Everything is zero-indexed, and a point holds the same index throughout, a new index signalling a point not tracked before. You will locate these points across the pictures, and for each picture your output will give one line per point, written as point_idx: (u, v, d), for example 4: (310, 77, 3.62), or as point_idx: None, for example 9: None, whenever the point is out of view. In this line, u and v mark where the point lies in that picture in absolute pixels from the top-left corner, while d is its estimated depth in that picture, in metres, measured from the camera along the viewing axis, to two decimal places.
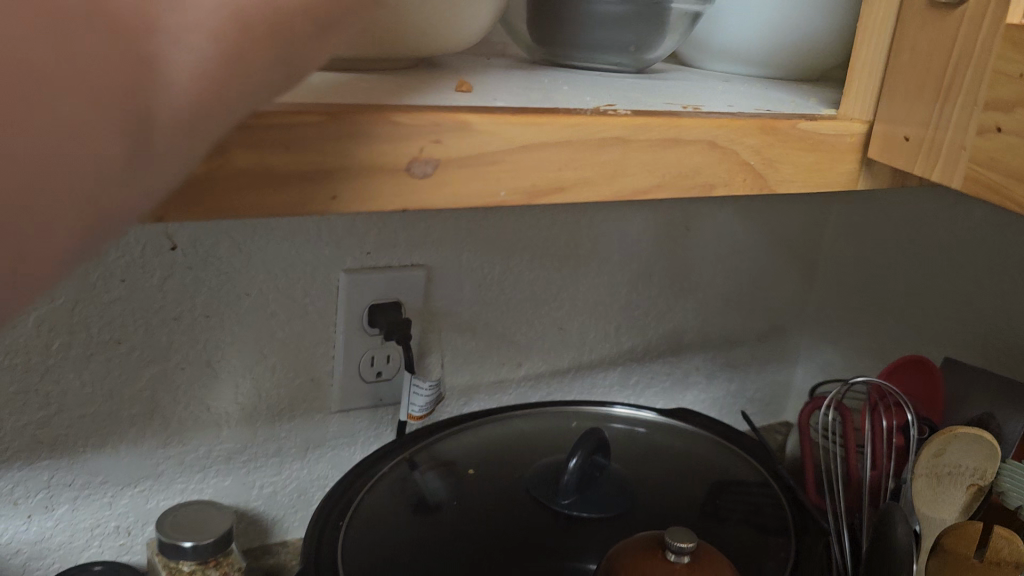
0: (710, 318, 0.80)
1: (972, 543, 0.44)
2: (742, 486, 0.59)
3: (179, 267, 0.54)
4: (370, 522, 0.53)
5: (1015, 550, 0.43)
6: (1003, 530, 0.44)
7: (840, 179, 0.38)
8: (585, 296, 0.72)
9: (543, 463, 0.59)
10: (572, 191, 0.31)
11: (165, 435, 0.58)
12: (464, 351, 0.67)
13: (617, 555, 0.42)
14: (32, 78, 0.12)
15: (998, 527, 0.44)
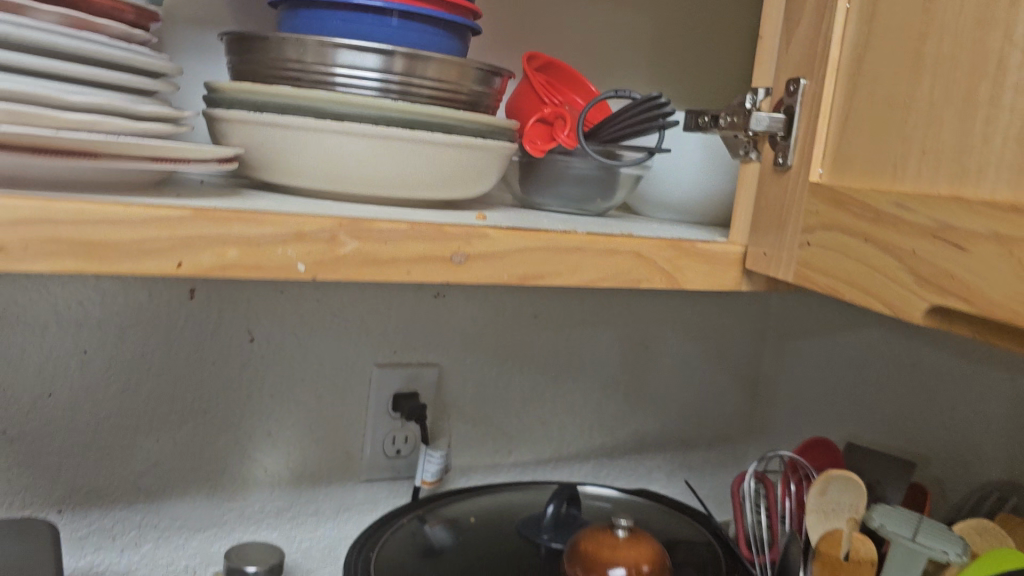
0: (669, 422, 0.97)
1: (839, 547, 0.60)
2: (689, 543, 0.74)
3: (255, 356, 0.72)
4: (392, 558, 0.68)
5: (869, 549, 0.59)
6: (860, 536, 0.60)
7: (727, 281, 0.57)
8: (565, 398, 0.89)
9: (528, 515, 0.75)
10: (548, 279, 0.50)
11: (230, 491, 0.74)
12: (467, 437, 0.84)
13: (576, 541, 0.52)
14: None
15: (856, 534, 0.60)
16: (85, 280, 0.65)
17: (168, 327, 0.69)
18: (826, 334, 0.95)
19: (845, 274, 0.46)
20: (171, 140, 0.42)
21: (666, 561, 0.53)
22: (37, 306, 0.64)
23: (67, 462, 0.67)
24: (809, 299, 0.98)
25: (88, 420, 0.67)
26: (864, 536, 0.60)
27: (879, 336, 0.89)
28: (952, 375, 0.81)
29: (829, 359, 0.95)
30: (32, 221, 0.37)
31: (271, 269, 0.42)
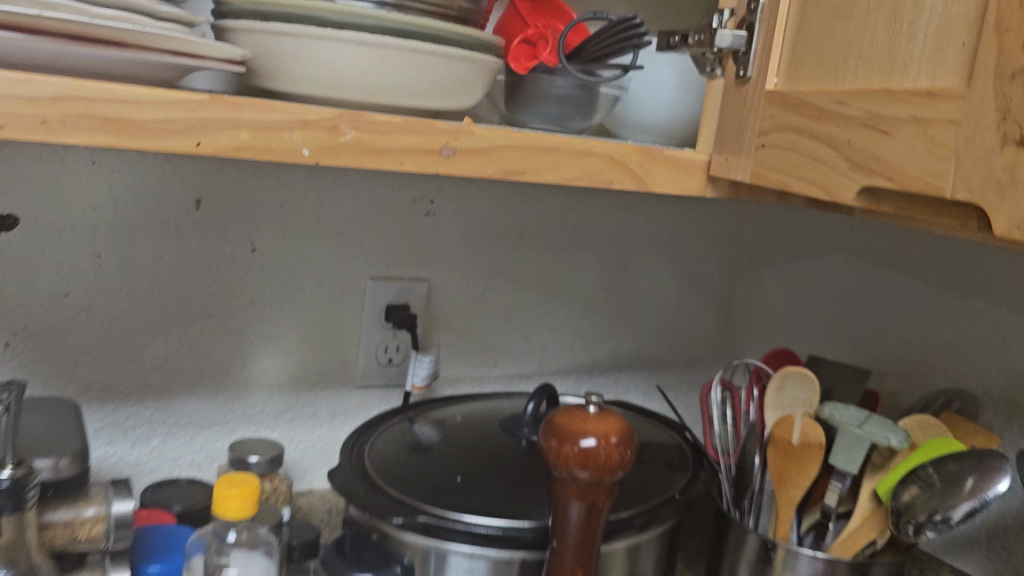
0: (646, 344, 1.03)
1: (791, 431, 0.68)
2: (661, 444, 0.80)
3: (256, 265, 0.77)
4: (385, 450, 0.74)
5: (818, 433, 0.67)
6: (811, 421, 0.68)
7: (693, 187, 0.62)
8: (547, 316, 0.95)
9: (508, 416, 0.80)
10: (528, 175, 0.55)
11: (233, 392, 0.79)
12: (455, 350, 0.90)
13: (552, 418, 0.58)
14: None
15: (806, 419, 0.68)
16: (99, 188, 0.70)
17: (175, 235, 0.74)
18: (795, 261, 1.01)
19: (794, 169, 0.51)
20: (187, 35, 0.47)
21: (630, 435, 0.57)
22: (54, 211, 0.68)
23: (83, 358, 0.72)
24: (780, 230, 1.03)
25: (102, 319, 0.72)
26: (814, 422, 0.68)
27: (843, 261, 0.95)
28: (908, 295, 0.87)
29: (798, 285, 1.01)
30: (69, 96, 0.41)
31: (278, 152, 0.47)
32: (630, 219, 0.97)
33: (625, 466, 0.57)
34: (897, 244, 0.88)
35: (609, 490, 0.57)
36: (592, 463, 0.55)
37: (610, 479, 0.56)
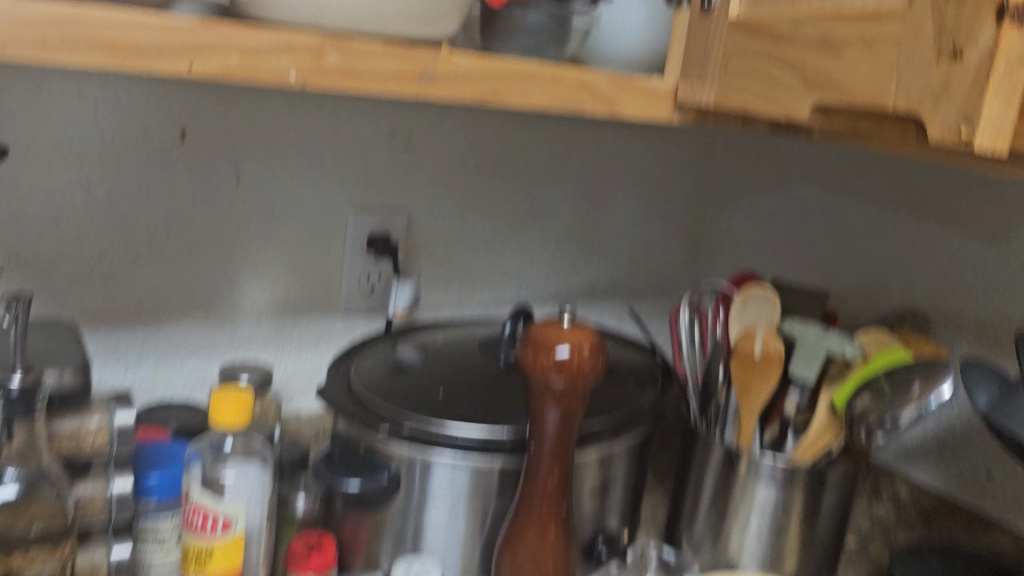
0: (619, 274, 1.07)
1: (753, 343, 0.72)
2: (634, 363, 0.85)
3: (241, 195, 0.80)
4: (373, 369, 0.78)
5: (778, 345, 0.72)
6: (772, 335, 0.73)
7: (661, 113, 0.65)
8: (524, 246, 0.98)
9: (488, 337, 0.84)
10: (504, 100, 0.58)
11: (222, 318, 0.82)
12: (436, 279, 0.93)
13: (530, 331, 0.61)
14: (353, 546, 0.72)
15: (768, 334, 0.73)
16: (86, 119, 0.71)
17: (162, 165, 0.76)
18: (762, 192, 1.05)
19: (750, 91, 0.57)
20: None
21: (601, 345, 0.61)
22: (42, 141, 0.70)
23: (76, 286, 0.74)
24: (748, 162, 1.07)
25: (93, 248, 0.74)
26: (775, 336, 0.73)
27: (808, 191, 0.99)
28: (867, 221, 0.91)
29: (765, 215, 1.05)
30: (68, 18, 0.43)
31: (267, 74, 0.49)
32: (604, 152, 1.00)
33: (597, 373, 0.61)
34: (859, 173, 0.92)
35: (584, 397, 0.62)
36: (567, 371, 0.59)
37: (583, 386, 0.60)
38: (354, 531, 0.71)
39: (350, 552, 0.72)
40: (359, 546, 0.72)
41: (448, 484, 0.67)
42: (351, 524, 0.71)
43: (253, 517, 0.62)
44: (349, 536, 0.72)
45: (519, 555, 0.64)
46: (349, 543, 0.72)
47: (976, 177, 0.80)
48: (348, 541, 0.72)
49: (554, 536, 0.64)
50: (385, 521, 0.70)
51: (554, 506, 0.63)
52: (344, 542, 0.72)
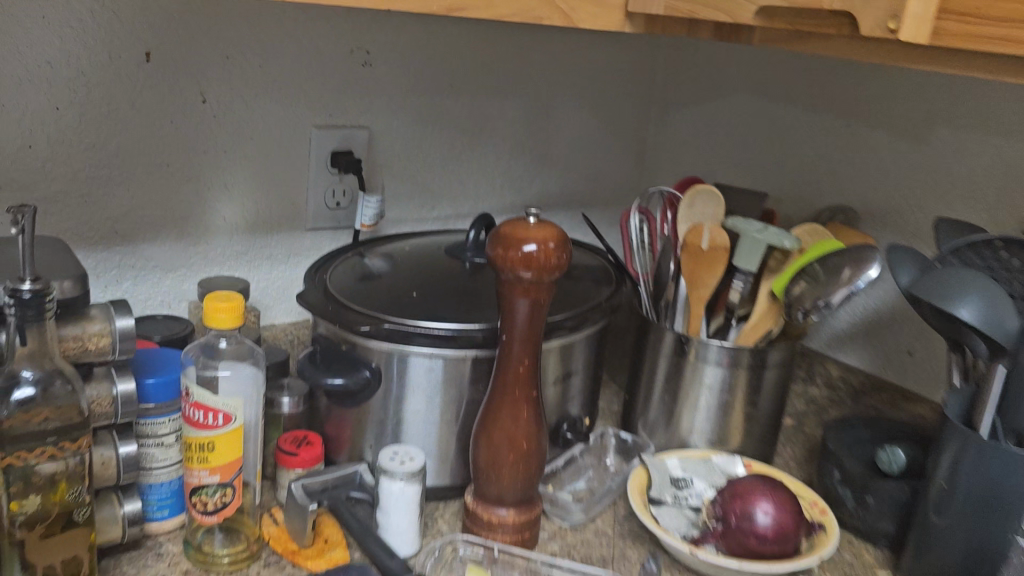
0: (570, 186, 1.12)
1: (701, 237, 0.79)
2: (590, 265, 0.91)
3: (207, 115, 0.82)
4: (347, 277, 0.82)
5: (723, 237, 0.78)
6: (718, 228, 0.79)
7: (614, 23, 0.69)
8: (480, 160, 1.03)
9: (454, 245, 0.89)
10: (467, 12, 0.61)
11: (195, 237, 0.85)
12: (397, 193, 0.97)
13: (498, 230, 0.66)
14: (340, 441, 0.78)
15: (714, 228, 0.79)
16: (51, 42, 0.73)
17: (129, 87, 0.77)
18: (701, 102, 1.11)
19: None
20: None
21: (565, 241, 0.66)
22: (8, 65, 0.71)
23: (52, 209, 0.77)
24: (688, 73, 1.12)
25: (67, 171, 0.76)
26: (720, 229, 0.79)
27: (745, 99, 1.04)
28: (801, 126, 0.98)
29: (704, 123, 1.10)
30: None
31: None
32: (552, 66, 1.04)
33: (561, 266, 0.66)
34: (793, 80, 0.98)
35: (549, 289, 0.67)
36: (534, 264, 0.64)
37: (549, 278, 0.66)
38: (341, 426, 0.78)
39: (337, 446, 0.79)
40: (345, 440, 0.78)
41: (425, 374, 0.73)
42: (338, 420, 0.78)
43: (249, 410, 0.67)
44: (337, 432, 0.78)
45: (494, 437, 0.70)
46: (335, 438, 0.78)
47: (898, 79, 0.87)
48: (335, 436, 0.78)
49: (526, 418, 0.70)
50: (368, 414, 0.76)
51: (526, 392, 0.69)
52: (332, 437, 0.79)
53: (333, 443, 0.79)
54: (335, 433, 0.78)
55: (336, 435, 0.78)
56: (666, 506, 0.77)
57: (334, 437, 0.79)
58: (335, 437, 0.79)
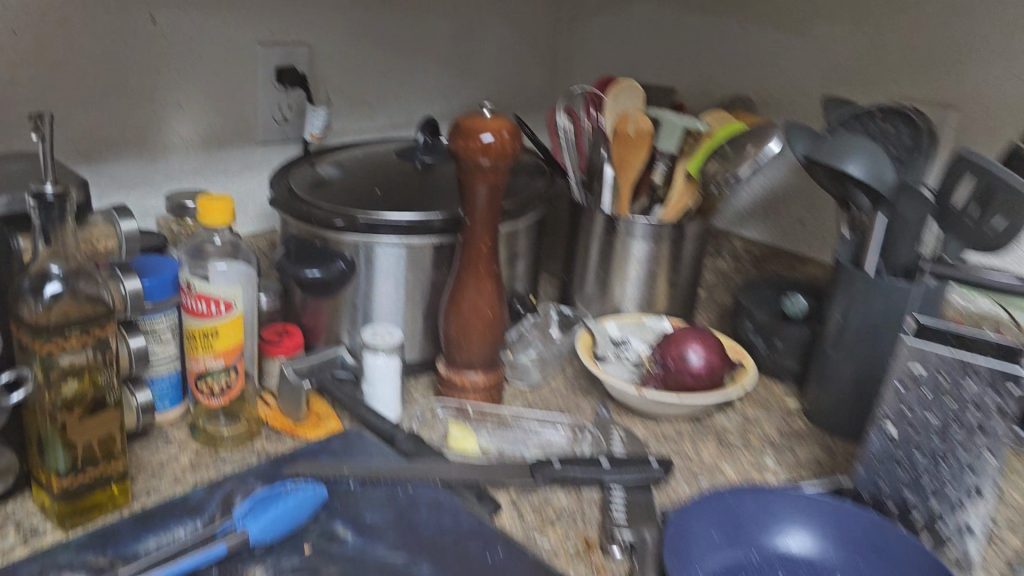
0: (493, 94, 1.21)
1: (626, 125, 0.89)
2: (523, 162, 1.01)
3: (159, 36, 0.86)
4: (307, 178, 0.90)
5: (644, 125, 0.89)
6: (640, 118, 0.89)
7: None
8: (411, 72, 1.09)
9: (400, 148, 0.98)
10: None
11: (154, 154, 0.90)
12: (337, 106, 1.03)
13: (457, 123, 0.75)
14: (316, 331, 0.87)
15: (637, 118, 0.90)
16: None
17: (83, 10, 0.80)
18: (607, 9, 1.20)
19: None
20: None
21: (515, 130, 0.75)
22: None
23: (17, 129, 0.79)
24: None
25: (28, 92, 0.79)
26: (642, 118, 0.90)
27: (649, 4, 1.14)
28: (701, 26, 1.09)
29: (611, 30, 1.20)
30: None
31: None
32: None
33: (515, 153, 0.75)
34: None
35: (504, 174, 0.76)
36: (492, 152, 0.73)
37: (504, 164, 0.75)
38: (316, 318, 0.86)
39: (313, 336, 0.87)
40: (321, 329, 0.86)
41: (393, 263, 0.82)
42: (313, 311, 0.86)
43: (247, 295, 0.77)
44: (313, 323, 0.86)
45: (463, 310, 0.80)
46: (312, 329, 0.87)
47: None
48: (311, 327, 0.87)
49: (488, 290, 0.80)
50: (343, 301, 0.84)
51: (488, 267, 0.79)
52: (309, 328, 0.87)
53: (310, 332, 0.87)
54: (311, 322, 0.87)
55: (313, 325, 0.87)
56: (610, 362, 0.89)
57: (310, 328, 0.87)
58: (311, 327, 0.87)
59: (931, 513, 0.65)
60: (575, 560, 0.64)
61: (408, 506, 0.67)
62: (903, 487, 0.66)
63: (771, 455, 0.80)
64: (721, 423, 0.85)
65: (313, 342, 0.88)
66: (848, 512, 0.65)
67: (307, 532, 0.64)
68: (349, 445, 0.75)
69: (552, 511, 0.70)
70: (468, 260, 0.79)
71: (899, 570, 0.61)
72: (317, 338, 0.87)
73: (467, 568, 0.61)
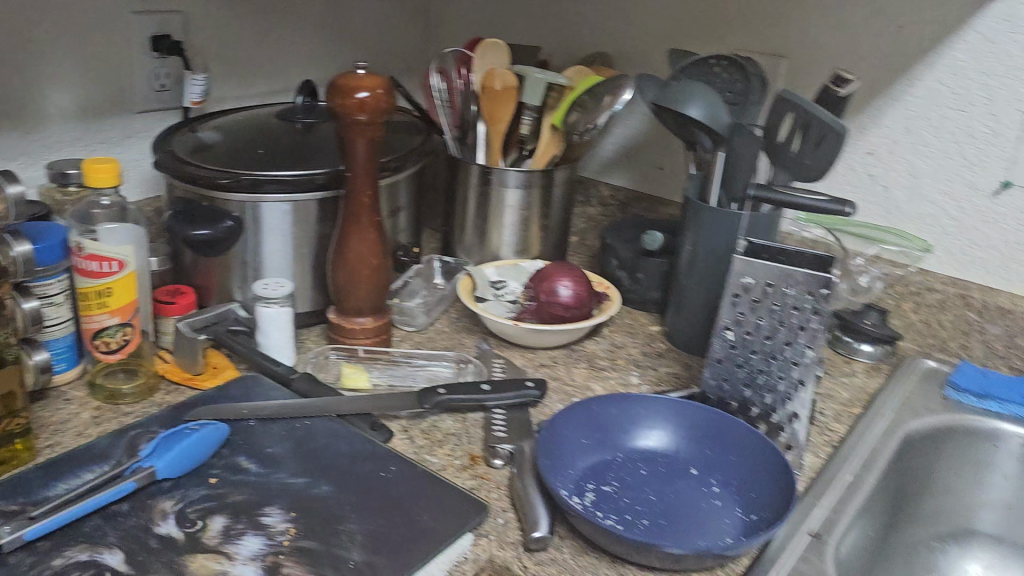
0: (367, 58, 1.25)
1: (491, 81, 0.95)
2: (400, 121, 1.06)
3: (29, 7, 0.86)
4: (191, 143, 0.93)
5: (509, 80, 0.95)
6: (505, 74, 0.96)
7: None
8: (285, 38, 1.13)
9: (279, 111, 1.02)
10: None
11: (31, 125, 0.91)
12: (214, 74, 1.06)
13: (334, 82, 0.80)
14: (207, 289, 0.91)
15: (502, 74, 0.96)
16: None
17: None
18: None
19: None
20: None
21: (390, 85, 0.81)
22: None
23: None
24: None
25: None
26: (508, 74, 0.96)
27: None
28: None
29: None
30: None
31: None
32: None
33: (389, 108, 0.81)
34: None
35: (381, 127, 0.82)
36: (367, 108, 0.79)
37: (380, 119, 0.80)
38: (207, 276, 0.90)
39: (205, 294, 0.91)
40: (212, 287, 0.90)
41: (279, 219, 0.87)
42: (204, 269, 0.89)
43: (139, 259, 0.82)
44: (205, 281, 0.90)
45: (349, 259, 0.85)
46: (203, 287, 0.91)
47: None
48: (202, 286, 0.90)
49: (372, 239, 0.85)
50: (233, 258, 0.88)
51: (370, 217, 0.85)
52: (200, 286, 0.91)
53: (202, 291, 0.91)
54: (203, 281, 0.90)
55: (204, 284, 0.90)
56: (490, 300, 0.97)
57: (202, 286, 0.91)
58: (203, 285, 0.90)
59: (766, 405, 0.75)
60: (463, 472, 0.72)
61: (306, 437, 0.73)
62: (742, 386, 0.76)
63: (636, 373, 0.90)
64: (592, 350, 0.94)
65: (205, 300, 0.91)
66: (693, 409, 0.75)
67: (212, 466, 0.69)
68: (248, 390, 0.80)
69: (440, 434, 0.77)
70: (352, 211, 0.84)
71: (740, 451, 0.72)
72: (209, 296, 0.91)
73: (362, 483, 0.67)
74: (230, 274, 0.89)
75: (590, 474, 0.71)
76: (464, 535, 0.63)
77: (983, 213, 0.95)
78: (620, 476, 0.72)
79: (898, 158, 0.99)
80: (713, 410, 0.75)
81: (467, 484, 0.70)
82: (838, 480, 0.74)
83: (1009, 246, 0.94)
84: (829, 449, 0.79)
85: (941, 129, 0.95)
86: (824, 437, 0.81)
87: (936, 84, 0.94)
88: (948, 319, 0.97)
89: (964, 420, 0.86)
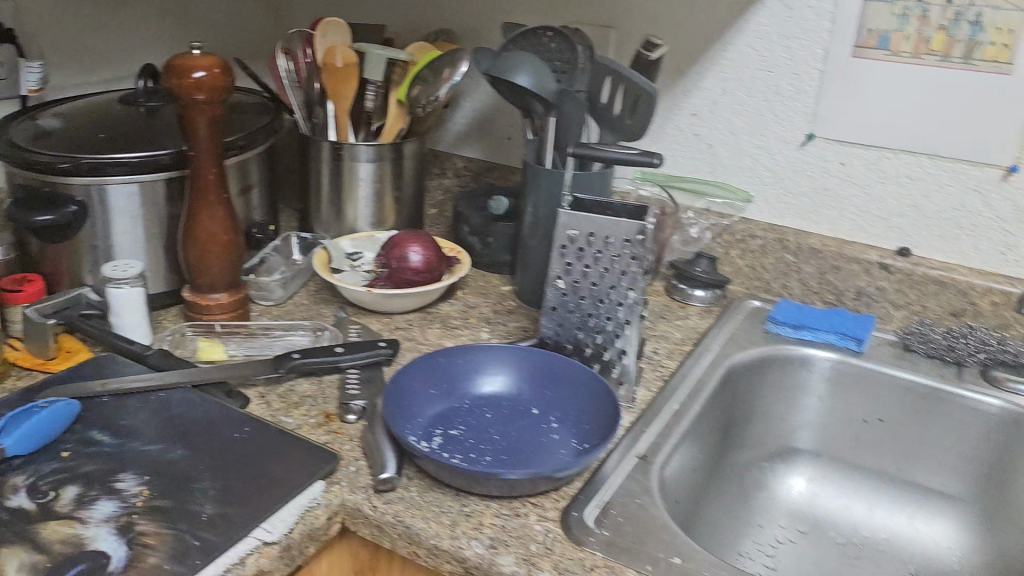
0: (216, 41, 1.26)
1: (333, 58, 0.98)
2: (247, 102, 1.08)
3: None
4: (28, 130, 0.92)
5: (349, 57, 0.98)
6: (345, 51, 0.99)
7: None
8: (126, 23, 1.12)
9: (121, 96, 1.02)
10: None
11: None
12: (52, 60, 1.05)
13: (169, 62, 0.81)
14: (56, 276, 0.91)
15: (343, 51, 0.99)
16: None
17: None
18: None
19: None
20: None
21: (227, 65, 0.83)
22: None
23: None
24: None
25: None
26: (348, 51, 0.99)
27: None
28: None
29: None
30: None
31: None
32: None
33: (227, 87, 0.83)
34: None
35: (220, 106, 0.84)
36: (205, 87, 0.81)
37: (218, 97, 0.82)
38: (54, 263, 0.90)
39: (53, 281, 0.91)
40: (60, 273, 0.90)
41: (126, 200, 0.88)
42: (50, 257, 0.89)
43: None
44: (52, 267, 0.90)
45: (199, 237, 0.87)
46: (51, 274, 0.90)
47: None
48: (50, 272, 0.90)
49: (220, 216, 0.88)
50: (81, 243, 0.88)
51: (217, 194, 0.87)
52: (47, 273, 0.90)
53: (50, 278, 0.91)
54: (51, 268, 0.90)
55: (53, 271, 0.90)
56: (345, 271, 1.00)
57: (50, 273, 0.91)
58: (51, 273, 0.90)
59: (598, 345, 0.82)
60: (317, 429, 0.76)
61: (161, 407, 0.75)
62: (576, 330, 0.83)
63: (487, 330, 0.95)
64: (446, 311, 0.99)
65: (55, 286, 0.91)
66: (534, 353, 0.81)
67: (63, 441, 0.70)
68: (102, 369, 0.82)
69: (296, 397, 0.81)
70: (198, 191, 0.86)
71: (575, 388, 0.78)
72: (59, 282, 0.91)
73: (215, 444, 0.70)
74: (79, 259, 0.90)
75: (438, 421, 0.76)
76: (316, 483, 0.67)
77: (794, 164, 1.05)
78: (466, 420, 0.77)
79: (719, 117, 1.08)
80: (550, 352, 0.81)
81: (321, 439, 0.74)
82: (665, 407, 0.82)
83: (817, 192, 1.04)
84: (660, 383, 0.86)
85: (752, 89, 1.04)
86: (656, 373, 0.88)
87: (745, 48, 1.03)
88: (770, 263, 1.07)
89: (783, 350, 0.95)
